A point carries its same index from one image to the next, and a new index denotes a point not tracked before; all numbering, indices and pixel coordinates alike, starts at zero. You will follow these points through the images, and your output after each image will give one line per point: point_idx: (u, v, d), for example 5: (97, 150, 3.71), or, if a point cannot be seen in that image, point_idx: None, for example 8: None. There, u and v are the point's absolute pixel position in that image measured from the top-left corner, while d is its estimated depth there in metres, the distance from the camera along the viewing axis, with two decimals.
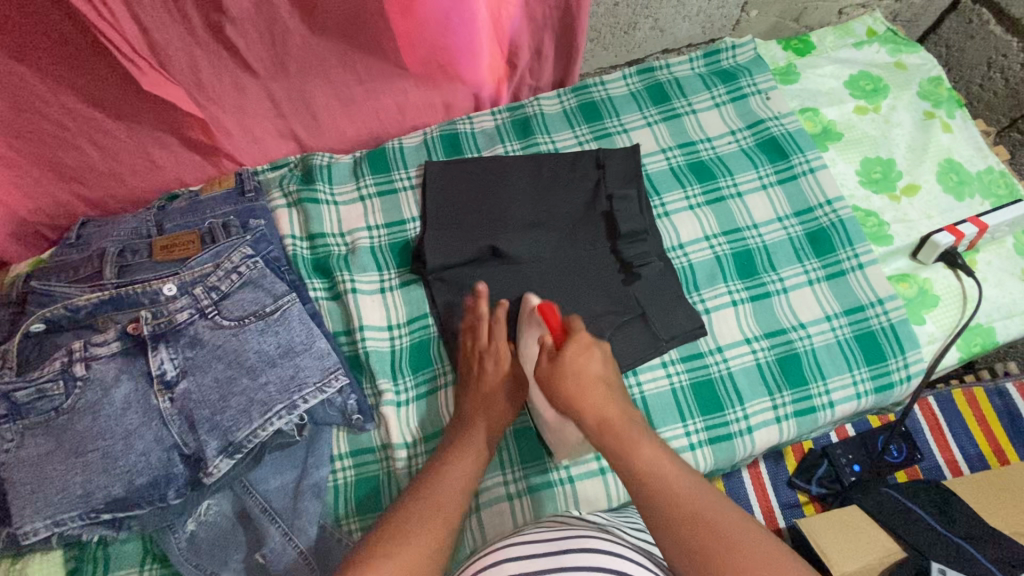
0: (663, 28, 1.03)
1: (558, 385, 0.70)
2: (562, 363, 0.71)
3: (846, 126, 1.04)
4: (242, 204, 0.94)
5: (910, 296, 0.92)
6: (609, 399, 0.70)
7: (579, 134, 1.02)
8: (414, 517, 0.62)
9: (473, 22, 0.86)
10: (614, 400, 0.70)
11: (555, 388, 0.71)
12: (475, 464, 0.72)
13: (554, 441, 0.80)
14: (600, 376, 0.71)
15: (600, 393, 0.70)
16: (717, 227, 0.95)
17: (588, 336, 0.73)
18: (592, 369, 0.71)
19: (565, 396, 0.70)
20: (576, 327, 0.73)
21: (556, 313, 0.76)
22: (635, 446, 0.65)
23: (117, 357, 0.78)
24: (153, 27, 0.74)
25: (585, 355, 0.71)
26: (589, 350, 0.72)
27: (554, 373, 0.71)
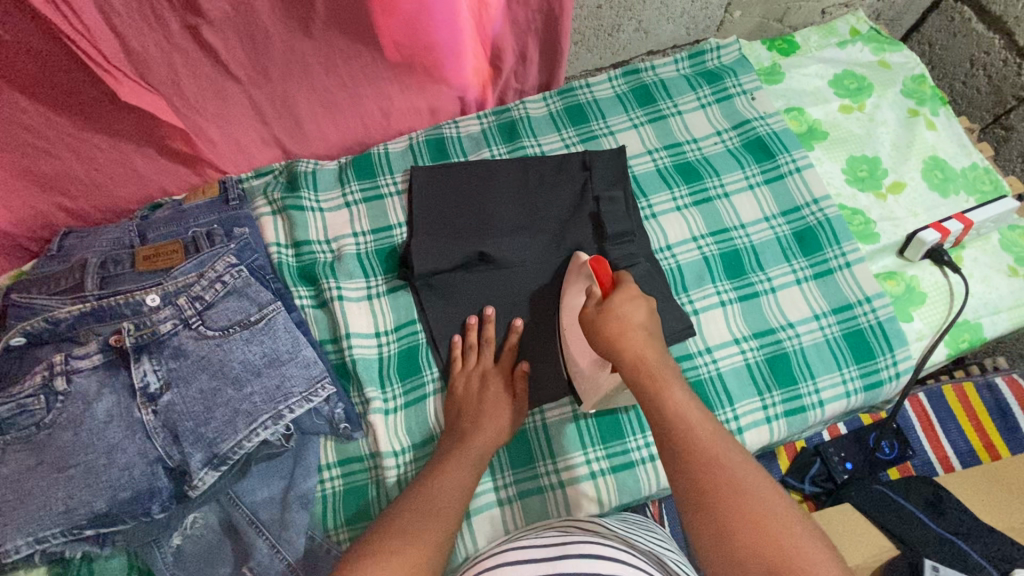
0: (648, 30, 1.03)
1: (599, 327, 0.69)
2: (606, 310, 0.70)
3: (831, 125, 1.05)
4: (226, 212, 0.93)
5: (897, 293, 0.92)
6: (649, 345, 0.67)
7: (566, 136, 1.02)
8: (417, 517, 0.64)
9: (456, 25, 0.86)
10: (655, 347, 0.67)
11: (596, 329, 0.69)
12: (470, 476, 0.72)
13: (586, 390, 0.79)
14: (642, 326, 0.69)
15: (641, 338, 0.67)
16: (704, 228, 0.95)
17: (636, 289, 0.72)
18: (636, 318, 0.69)
19: (603, 336, 0.68)
20: (626, 281, 0.73)
21: (607, 270, 0.76)
22: (669, 387, 0.63)
23: (100, 370, 0.77)
24: (128, 31, 0.73)
25: (630, 303, 0.70)
26: (635, 300, 0.71)
27: (599, 315, 0.69)
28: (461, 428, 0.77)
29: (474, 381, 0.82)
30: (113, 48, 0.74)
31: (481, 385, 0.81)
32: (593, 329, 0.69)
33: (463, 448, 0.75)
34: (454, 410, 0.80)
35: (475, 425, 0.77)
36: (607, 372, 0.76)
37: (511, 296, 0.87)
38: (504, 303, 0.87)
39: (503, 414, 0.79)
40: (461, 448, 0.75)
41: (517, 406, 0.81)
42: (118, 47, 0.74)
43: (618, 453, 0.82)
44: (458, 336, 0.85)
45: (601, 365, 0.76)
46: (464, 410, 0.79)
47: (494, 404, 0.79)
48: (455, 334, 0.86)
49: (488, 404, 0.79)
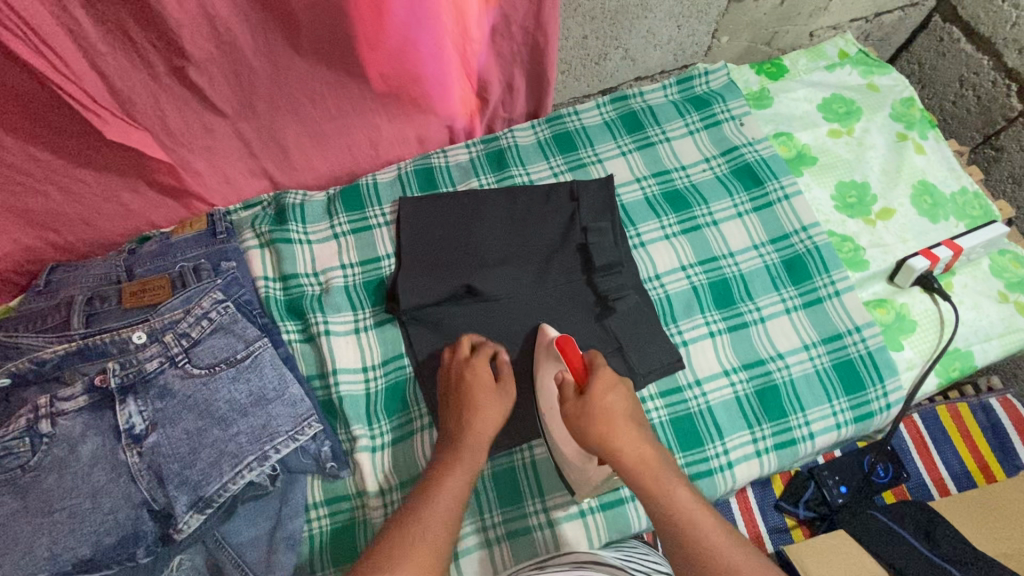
0: (635, 58, 1.02)
1: (589, 424, 0.71)
2: (590, 402, 0.72)
3: (820, 150, 1.04)
4: (214, 246, 0.93)
5: (887, 322, 0.92)
6: (641, 439, 0.71)
7: (554, 165, 1.02)
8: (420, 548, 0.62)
9: (441, 58, 0.86)
10: (638, 433, 0.71)
11: (586, 428, 0.71)
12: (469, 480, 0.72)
13: (577, 480, 0.77)
14: (628, 414, 0.72)
15: (627, 429, 0.71)
16: (693, 256, 0.95)
17: (612, 374, 0.75)
18: (621, 407, 0.72)
19: (596, 438, 0.70)
20: (599, 363, 0.76)
21: (575, 351, 0.77)
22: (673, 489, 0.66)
23: (85, 412, 0.77)
24: (112, 71, 0.73)
25: (612, 392, 0.73)
26: (616, 387, 0.74)
27: (587, 413, 0.71)
28: (450, 432, 0.76)
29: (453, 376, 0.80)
30: (97, 86, 0.74)
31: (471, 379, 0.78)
32: (581, 426, 0.71)
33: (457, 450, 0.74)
34: (449, 409, 0.78)
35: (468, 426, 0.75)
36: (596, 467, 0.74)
37: (498, 332, 0.87)
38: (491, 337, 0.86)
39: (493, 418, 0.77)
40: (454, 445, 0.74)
41: (506, 399, 0.79)
42: (102, 85, 0.75)
43: (606, 491, 0.81)
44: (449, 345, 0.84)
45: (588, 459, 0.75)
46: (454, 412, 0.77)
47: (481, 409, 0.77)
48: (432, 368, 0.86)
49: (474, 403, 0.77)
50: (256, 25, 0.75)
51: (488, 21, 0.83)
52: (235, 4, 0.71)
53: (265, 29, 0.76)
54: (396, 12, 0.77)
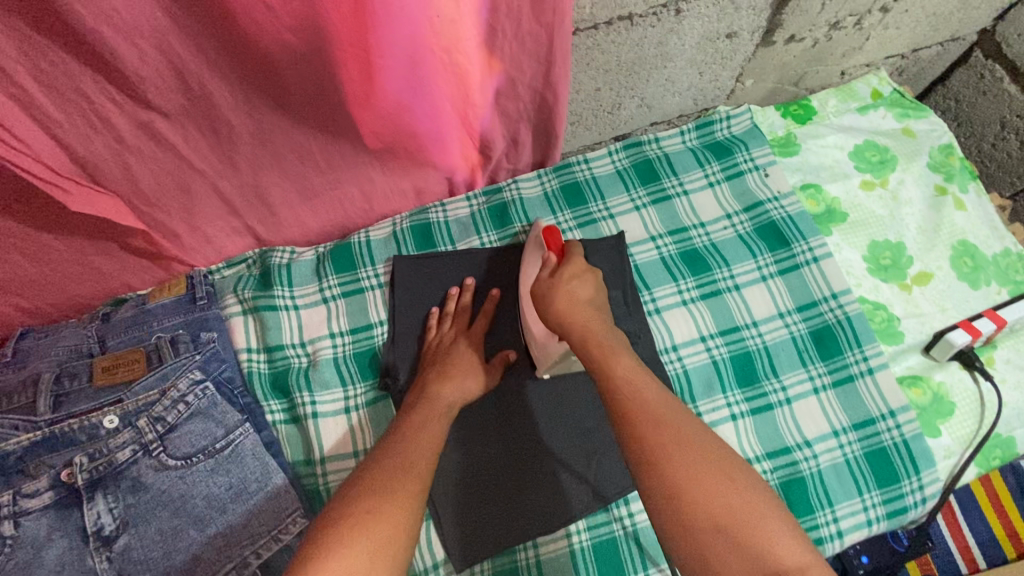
0: (652, 105, 0.94)
1: (549, 300, 0.72)
2: (557, 282, 0.74)
3: (851, 205, 0.96)
4: (193, 314, 0.86)
5: (923, 404, 0.84)
6: (597, 317, 0.71)
7: (562, 220, 0.95)
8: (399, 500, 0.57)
9: (438, 115, 0.77)
10: (602, 325, 0.70)
11: (548, 298, 0.73)
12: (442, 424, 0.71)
13: (537, 355, 0.80)
14: (589, 301, 0.73)
15: (589, 315, 0.71)
16: (713, 326, 0.88)
17: (584, 263, 0.77)
18: (582, 293, 0.73)
19: (555, 311, 0.71)
20: (575, 252, 0.78)
21: (558, 239, 0.81)
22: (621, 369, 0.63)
23: (49, 510, 0.70)
24: (71, 137, 0.65)
25: (578, 278, 0.75)
26: (583, 276, 0.75)
27: (550, 282, 0.74)
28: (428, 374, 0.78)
29: (445, 339, 0.83)
30: (56, 154, 0.66)
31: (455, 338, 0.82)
32: (543, 300, 0.73)
33: (429, 400, 0.73)
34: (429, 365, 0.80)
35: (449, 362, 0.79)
36: (557, 341, 0.77)
37: (503, 413, 0.81)
38: (495, 419, 0.81)
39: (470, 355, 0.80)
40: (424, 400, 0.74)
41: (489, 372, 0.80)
42: (61, 151, 0.66)
43: None
44: (455, 288, 0.87)
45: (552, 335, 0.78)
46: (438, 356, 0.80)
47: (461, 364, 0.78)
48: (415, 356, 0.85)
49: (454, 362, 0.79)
50: (233, 84, 0.66)
51: (492, 85, 0.76)
52: (208, 63, 0.63)
53: (243, 87, 0.67)
54: (390, 77, 0.69)
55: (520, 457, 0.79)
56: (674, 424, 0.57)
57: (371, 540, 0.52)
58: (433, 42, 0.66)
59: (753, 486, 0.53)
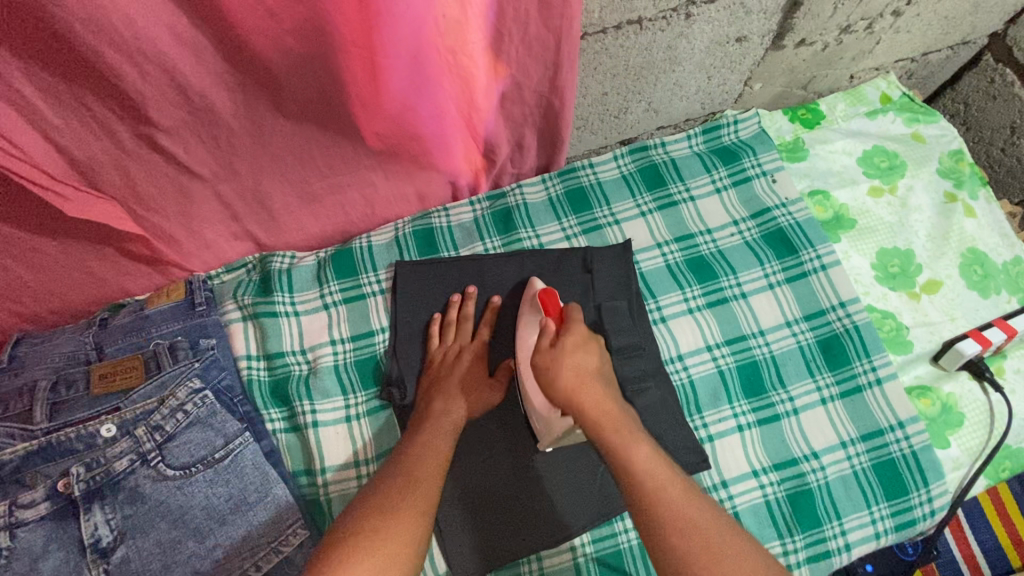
0: (659, 109, 0.92)
1: (552, 373, 0.70)
2: (561, 355, 0.70)
3: (859, 212, 0.95)
4: (192, 320, 0.85)
5: (932, 415, 0.83)
6: (607, 397, 0.68)
7: (566, 226, 0.93)
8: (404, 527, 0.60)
9: (443, 119, 0.76)
10: (611, 398, 0.69)
11: (553, 376, 0.69)
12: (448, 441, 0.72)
13: (540, 430, 0.74)
14: (596, 371, 0.70)
15: (596, 390, 0.69)
16: (720, 335, 0.87)
17: (586, 330, 0.73)
18: (589, 364, 0.70)
19: (564, 390, 0.69)
20: (575, 317, 0.74)
21: (556, 303, 0.76)
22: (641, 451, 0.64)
23: (47, 521, 0.69)
24: (69, 143, 0.63)
25: (582, 349, 0.71)
26: (586, 345, 0.72)
27: (551, 356, 0.71)
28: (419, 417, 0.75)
29: (449, 356, 0.82)
30: (53, 159, 0.64)
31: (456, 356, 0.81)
32: (547, 379, 0.70)
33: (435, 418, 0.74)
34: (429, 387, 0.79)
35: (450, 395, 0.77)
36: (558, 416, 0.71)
37: (505, 424, 0.80)
38: (497, 429, 0.80)
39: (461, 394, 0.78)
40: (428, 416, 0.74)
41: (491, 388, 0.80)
42: (58, 157, 0.65)
43: None
44: (457, 296, 0.86)
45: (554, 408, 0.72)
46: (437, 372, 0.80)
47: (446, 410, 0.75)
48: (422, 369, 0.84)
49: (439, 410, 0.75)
50: (234, 89, 0.65)
51: (498, 89, 0.74)
52: (209, 67, 0.61)
53: (244, 91, 0.65)
54: (394, 81, 0.67)
55: (522, 468, 0.78)
56: (708, 535, 0.58)
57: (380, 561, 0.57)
58: (438, 45, 0.65)
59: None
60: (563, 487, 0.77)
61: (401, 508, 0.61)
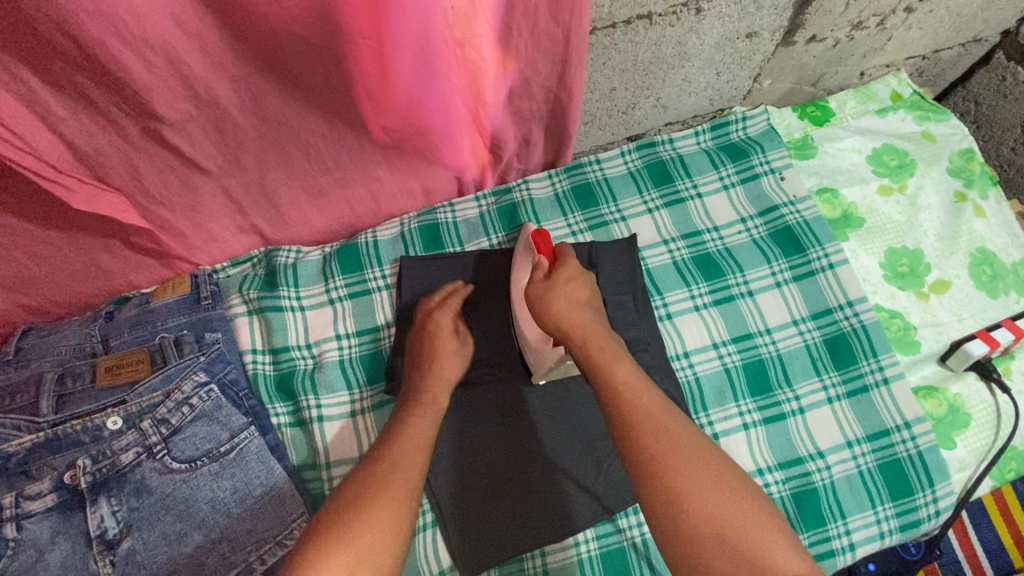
0: (667, 105, 0.91)
1: (547, 305, 0.72)
2: (555, 286, 0.74)
3: (868, 210, 0.94)
4: (197, 314, 0.85)
5: (938, 415, 0.83)
6: (595, 321, 0.71)
7: (572, 221, 0.93)
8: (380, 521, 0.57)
9: (450, 114, 0.75)
10: (598, 321, 0.72)
11: (546, 304, 0.72)
12: (431, 423, 0.70)
13: (532, 359, 0.78)
14: (586, 302, 0.74)
15: (586, 315, 0.72)
16: (726, 333, 0.86)
17: (578, 266, 0.77)
18: (580, 295, 0.74)
19: (554, 317, 0.71)
20: (568, 254, 0.78)
21: (548, 242, 0.79)
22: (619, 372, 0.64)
23: (53, 514, 0.69)
24: (76, 135, 0.63)
25: (574, 283, 0.74)
26: (578, 279, 0.75)
27: (547, 289, 0.73)
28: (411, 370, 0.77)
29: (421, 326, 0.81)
30: (59, 151, 0.64)
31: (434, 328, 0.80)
32: (538, 305, 0.72)
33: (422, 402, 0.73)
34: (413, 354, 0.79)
35: (436, 355, 0.77)
36: (551, 346, 0.76)
37: (503, 419, 0.80)
38: (494, 425, 0.80)
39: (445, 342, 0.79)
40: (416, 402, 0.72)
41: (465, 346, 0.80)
42: (64, 148, 0.64)
43: None
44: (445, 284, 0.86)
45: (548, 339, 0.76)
46: (424, 329, 0.80)
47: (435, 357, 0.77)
48: None
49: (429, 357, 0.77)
50: (240, 82, 0.64)
51: (505, 84, 0.74)
52: (215, 59, 0.60)
53: (251, 85, 0.65)
54: (402, 76, 0.67)
55: (523, 464, 0.78)
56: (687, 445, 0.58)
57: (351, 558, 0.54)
58: (447, 38, 0.64)
59: (748, 503, 0.55)
60: (563, 484, 0.77)
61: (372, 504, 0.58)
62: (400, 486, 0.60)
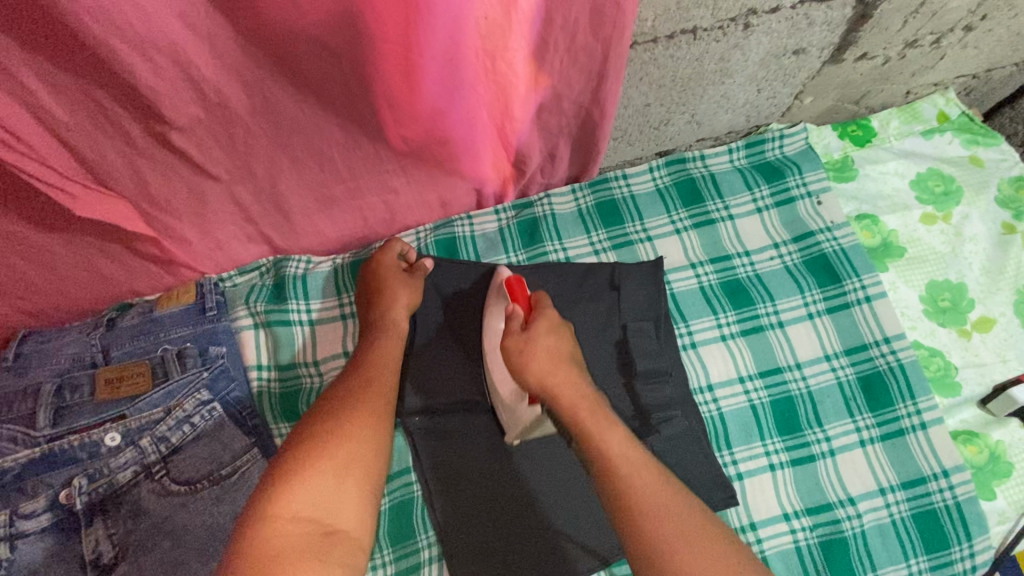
0: (701, 121, 0.86)
1: (523, 358, 0.64)
2: (533, 338, 0.65)
3: (909, 239, 0.89)
4: (202, 326, 0.81)
5: (978, 463, 0.78)
6: (578, 377, 0.63)
7: (595, 240, 0.88)
8: (366, 428, 0.59)
9: (474, 126, 0.70)
10: (583, 380, 0.63)
11: (523, 361, 0.64)
12: (398, 344, 0.71)
13: (507, 420, 0.73)
14: (569, 355, 0.65)
15: (569, 372, 0.63)
16: (754, 366, 0.82)
17: (557, 315, 0.68)
18: (561, 349, 0.65)
19: (534, 374, 0.63)
20: (544, 303, 0.69)
21: (523, 287, 0.70)
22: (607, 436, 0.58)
23: (47, 534, 0.67)
24: (76, 139, 0.59)
25: (554, 333, 0.66)
26: (558, 330, 0.66)
27: (521, 342, 0.64)
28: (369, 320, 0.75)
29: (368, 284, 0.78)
30: (61, 155, 0.60)
31: (380, 282, 0.76)
32: (517, 363, 0.64)
33: (386, 332, 0.72)
34: (366, 307, 0.76)
35: (391, 296, 0.75)
36: (526, 403, 0.70)
37: (508, 454, 0.75)
38: (497, 460, 0.75)
39: (401, 289, 0.76)
40: (379, 330, 0.72)
41: (417, 281, 0.78)
42: (65, 153, 0.60)
43: None
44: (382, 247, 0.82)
45: (521, 397, 0.71)
46: (373, 288, 0.76)
47: (392, 304, 0.74)
48: (437, 378, 0.78)
49: (388, 301, 0.74)
50: (254, 88, 0.60)
51: (536, 99, 0.69)
52: (226, 65, 0.56)
53: (265, 90, 0.60)
54: (427, 86, 0.62)
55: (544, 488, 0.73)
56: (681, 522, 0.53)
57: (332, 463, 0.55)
58: (477, 47, 0.59)
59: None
60: (562, 529, 0.72)
61: (352, 409, 0.60)
62: (377, 399, 0.63)
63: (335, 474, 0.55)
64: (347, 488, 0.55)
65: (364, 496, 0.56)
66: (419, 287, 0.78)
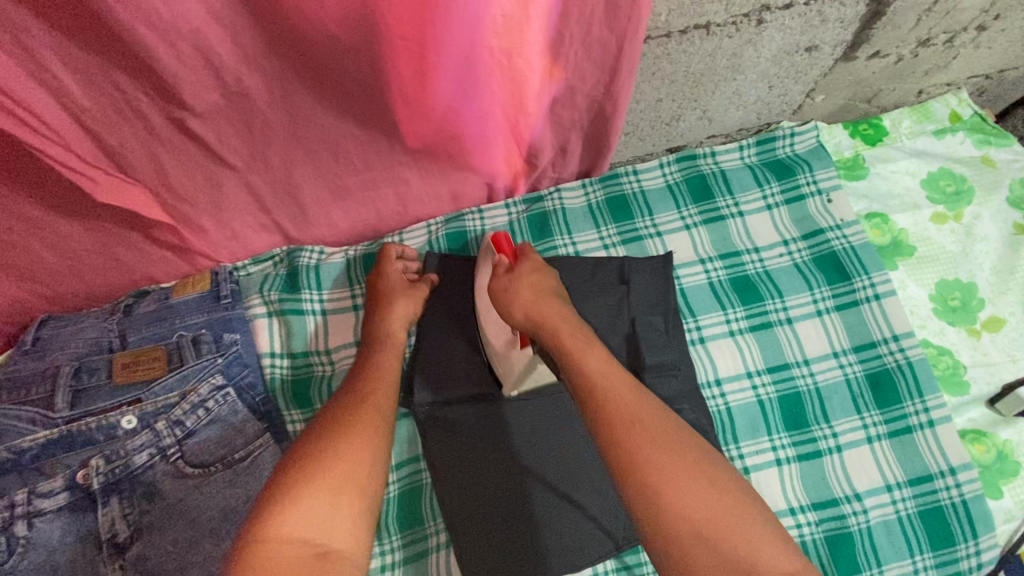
0: (712, 118, 0.87)
1: (509, 295, 0.67)
2: (518, 277, 0.68)
3: (920, 238, 0.89)
4: (216, 313, 0.82)
5: (985, 462, 0.78)
6: (565, 313, 0.64)
7: (605, 235, 0.89)
8: (361, 445, 0.58)
9: (488, 120, 0.71)
10: (569, 312, 0.64)
11: (509, 297, 0.67)
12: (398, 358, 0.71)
13: (502, 370, 0.74)
14: (553, 291, 0.68)
15: (554, 304, 0.65)
16: (761, 361, 0.82)
17: (541, 259, 0.72)
18: (546, 283, 0.68)
19: (520, 307, 0.65)
20: (529, 252, 0.73)
21: (508, 241, 0.74)
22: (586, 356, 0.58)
23: (64, 513, 0.69)
24: (99, 125, 0.60)
25: (538, 272, 0.69)
26: (543, 270, 0.70)
27: (508, 282, 0.68)
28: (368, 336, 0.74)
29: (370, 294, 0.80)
30: (84, 141, 0.62)
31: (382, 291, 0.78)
32: (504, 300, 0.67)
33: (384, 346, 0.72)
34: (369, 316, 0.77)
35: (393, 306, 0.76)
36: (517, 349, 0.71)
37: (520, 444, 0.75)
38: (508, 448, 0.75)
39: (402, 301, 0.77)
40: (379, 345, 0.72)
41: (419, 293, 0.79)
42: (88, 139, 0.62)
43: None
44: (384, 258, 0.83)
45: (512, 344, 0.72)
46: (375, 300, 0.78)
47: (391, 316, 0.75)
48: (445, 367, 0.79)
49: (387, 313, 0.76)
50: (273, 78, 0.61)
51: (550, 93, 0.70)
52: (246, 55, 0.57)
53: (283, 81, 0.62)
54: (442, 80, 0.63)
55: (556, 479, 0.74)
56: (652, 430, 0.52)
57: (325, 485, 0.54)
58: (493, 42, 0.60)
59: (763, 516, 0.50)
60: (568, 522, 0.72)
61: (346, 426, 0.59)
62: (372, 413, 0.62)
63: (328, 496, 0.53)
64: (342, 508, 0.54)
65: (361, 513, 0.54)
66: (421, 301, 0.79)
